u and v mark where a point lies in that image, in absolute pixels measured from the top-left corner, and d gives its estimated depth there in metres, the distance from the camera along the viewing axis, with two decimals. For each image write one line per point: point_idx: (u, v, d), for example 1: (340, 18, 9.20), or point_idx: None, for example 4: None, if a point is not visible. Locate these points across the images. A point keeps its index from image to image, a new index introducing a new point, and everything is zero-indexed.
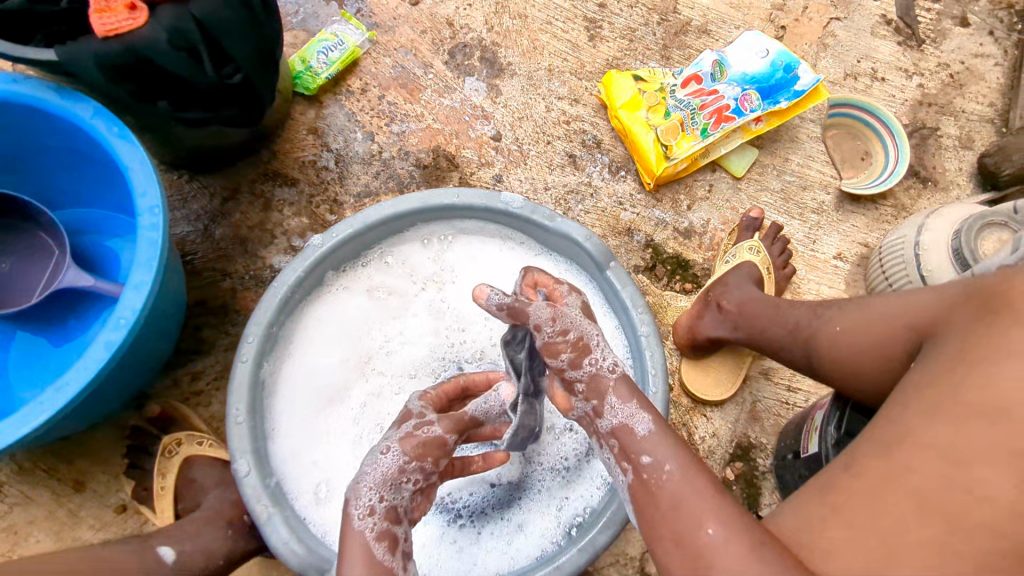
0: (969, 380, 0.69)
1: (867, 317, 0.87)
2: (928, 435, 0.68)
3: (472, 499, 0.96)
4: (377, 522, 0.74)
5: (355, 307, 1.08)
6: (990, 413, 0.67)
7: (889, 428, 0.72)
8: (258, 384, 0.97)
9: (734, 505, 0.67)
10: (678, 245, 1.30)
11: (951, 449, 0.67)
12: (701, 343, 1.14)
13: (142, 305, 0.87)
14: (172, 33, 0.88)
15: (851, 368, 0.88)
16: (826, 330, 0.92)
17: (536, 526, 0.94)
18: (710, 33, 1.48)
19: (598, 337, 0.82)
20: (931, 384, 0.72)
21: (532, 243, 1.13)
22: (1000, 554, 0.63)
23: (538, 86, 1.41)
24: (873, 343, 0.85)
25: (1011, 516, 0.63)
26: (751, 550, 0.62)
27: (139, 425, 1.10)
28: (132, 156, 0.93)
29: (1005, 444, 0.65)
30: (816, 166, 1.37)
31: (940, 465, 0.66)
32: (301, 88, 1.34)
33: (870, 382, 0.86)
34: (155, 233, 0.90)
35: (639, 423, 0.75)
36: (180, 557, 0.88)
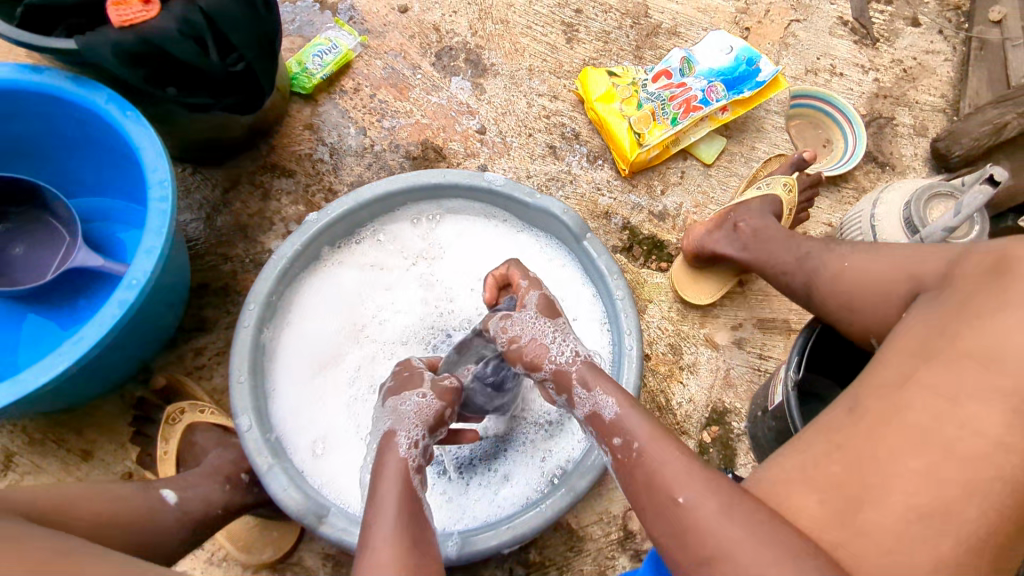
0: (964, 329, 0.75)
1: (875, 266, 0.93)
2: (929, 376, 0.74)
3: (461, 452, 1.02)
4: (418, 454, 0.84)
5: (349, 280, 1.16)
6: (988, 358, 0.72)
7: (891, 372, 0.77)
8: (259, 348, 1.03)
9: (704, 467, 0.73)
10: (653, 227, 1.39)
11: (946, 388, 0.72)
12: (707, 257, 1.22)
13: (152, 270, 0.94)
14: (182, 24, 0.97)
15: (848, 301, 0.94)
16: (835, 265, 0.99)
17: (521, 476, 1.00)
18: (680, 35, 1.60)
19: (554, 335, 0.90)
20: (932, 334, 0.77)
21: (515, 221, 1.21)
22: (981, 476, 0.68)
23: (520, 84, 1.51)
24: (875, 280, 0.91)
25: (997, 448, 0.69)
26: (717, 506, 0.68)
27: (145, 398, 1.16)
28: (143, 137, 1.01)
29: (995, 385, 0.71)
30: (781, 153, 1.47)
31: (936, 401, 0.72)
32: (298, 88, 1.43)
33: (861, 318, 0.92)
34: (165, 205, 0.97)
35: (605, 408, 0.81)
36: (182, 500, 0.94)
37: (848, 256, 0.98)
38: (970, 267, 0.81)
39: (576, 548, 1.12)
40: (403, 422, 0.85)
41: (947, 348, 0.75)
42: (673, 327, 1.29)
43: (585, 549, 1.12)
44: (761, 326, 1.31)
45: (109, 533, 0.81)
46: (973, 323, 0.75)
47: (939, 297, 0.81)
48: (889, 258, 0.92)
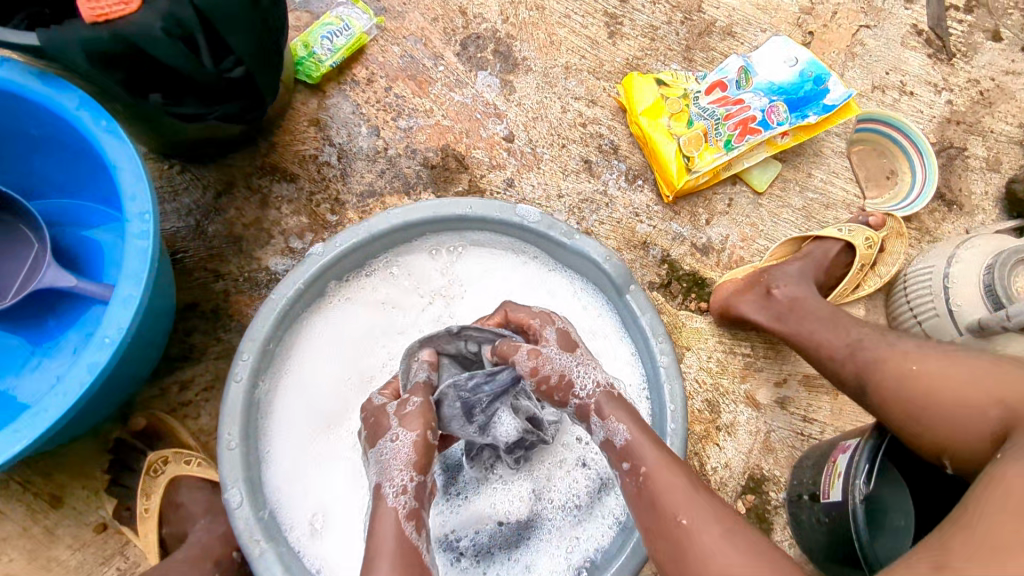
0: None
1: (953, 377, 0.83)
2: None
3: (478, 537, 0.91)
4: (410, 499, 0.77)
5: (357, 320, 1.02)
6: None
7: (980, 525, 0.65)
8: (253, 406, 0.91)
9: (706, 490, 0.72)
10: (695, 262, 1.25)
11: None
12: (734, 317, 1.17)
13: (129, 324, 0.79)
14: (167, 20, 0.79)
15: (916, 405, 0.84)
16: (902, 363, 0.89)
17: (545, 568, 0.90)
18: (735, 35, 1.41)
19: (579, 363, 0.84)
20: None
21: (547, 258, 1.07)
22: None
23: (554, 84, 1.33)
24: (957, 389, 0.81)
25: None
26: (721, 530, 0.67)
27: (123, 438, 1.04)
28: (120, 154, 0.84)
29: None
30: (839, 183, 1.32)
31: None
32: (303, 76, 1.25)
33: (928, 431, 0.82)
34: (145, 242, 0.82)
35: (617, 434, 0.78)
36: None
37: (920, 358, 0.88)
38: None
39: None
40: (385, 470, 0.78)
41: None
42: (712, 381, 1.18)
43: None
44: (807, 384, 1.19)
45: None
46: None
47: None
48: (968, 372, 0.82)
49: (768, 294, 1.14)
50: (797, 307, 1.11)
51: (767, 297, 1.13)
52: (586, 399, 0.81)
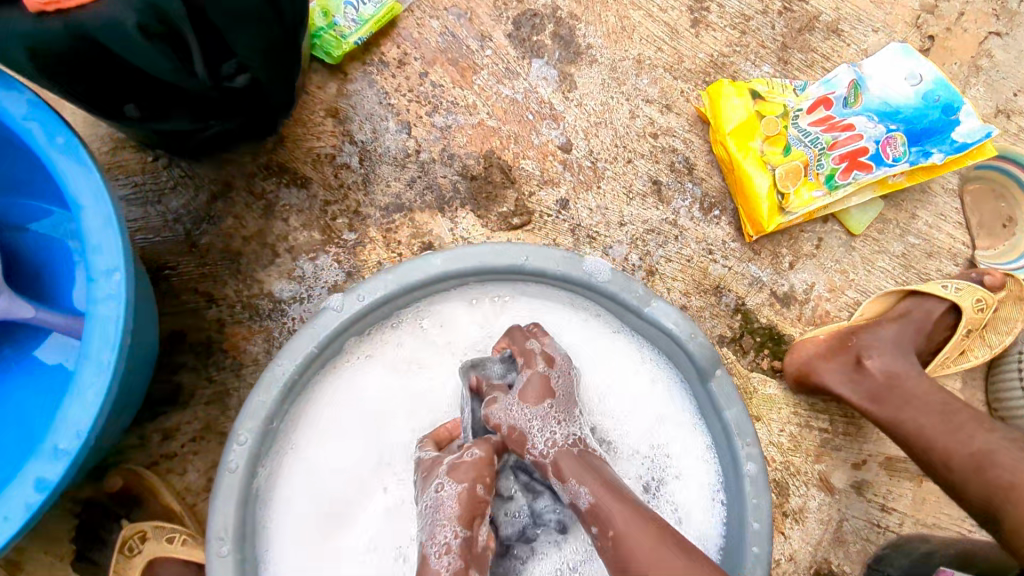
0: None
1: None
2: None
3: None
4: (456, 558, 0.70)
5: (376, 382, 0.85)
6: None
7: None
8: (249, 500, 0.75)
9: (675, 538, 0.66)
10: (774, 313, 1.07)
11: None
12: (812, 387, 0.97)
13: (90, 428, 0.61)
14: (145, 14, 0.56)
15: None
16: None
17: None
18: (841, 34, 1.17)
19: (538, 419, 0.77)
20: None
21: (610, 317, 0.87)
22: None
23: (623, 81, 1.11)
24: None
25: None
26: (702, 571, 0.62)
27: (94, 498, 0.87)
28: (83, 186, 0.64)
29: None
30: (947, 228, 1.12)
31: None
32: (320, 53, 1.02)
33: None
34: (114, 312, 0.63)
35: (580, 496, 0.71)
36: None
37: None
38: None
39: None
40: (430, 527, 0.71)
41: None
42: (782, 459, 1.02)
43: None
44: (888, 467, 1.03)
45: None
46: None
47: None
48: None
49: (857, 364, 0.94)
50: (896, 385, 0.91)
51: (858, 369, 0.94)
52: (541, 457, 0.75)
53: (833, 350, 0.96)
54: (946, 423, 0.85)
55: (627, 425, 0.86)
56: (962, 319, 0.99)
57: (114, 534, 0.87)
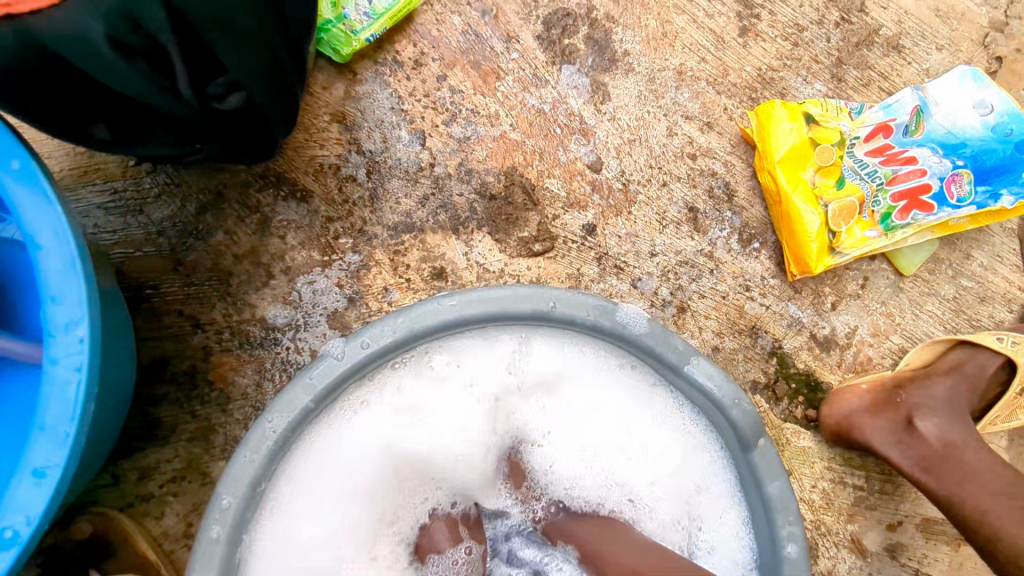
0: None
1: None
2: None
3: None
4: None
5: (380, 434, 0.75)
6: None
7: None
8: (230, 571, 0.66)
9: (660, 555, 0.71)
10: (813, 358, 0.98)
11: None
12: (853, 445, 0.87)
13: (41, 514, 0.52)
14: (113, 20, 0.47)
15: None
16: None
17: None
18: (902, 50, 1.07)
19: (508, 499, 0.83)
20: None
21: (647, 372, 0.78)
22: None
23: (661, 94, 1.00)
24: None
25: None
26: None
27: (57, 544, 0.79)
28: (40, 221, 0.54)
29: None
30: (1003, 270, 1.03)
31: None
32: (328, 49, 0.91)
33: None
34: (78, 376, 0.53)
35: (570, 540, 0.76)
36: None
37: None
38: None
39: None
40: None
41: None
42: (813, 518, 0.94)
43: None
44: (925, 530, 0.95)
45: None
46: None
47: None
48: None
49: (909, 425, 0.85)
50: (953, 456, 0.82)
51: (909, 431, 0.84)
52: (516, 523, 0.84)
53: (881, 400, 0.87)
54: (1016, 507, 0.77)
55: (660, 490, 0.80)
56: (1018, 376, 0.89)
57: None
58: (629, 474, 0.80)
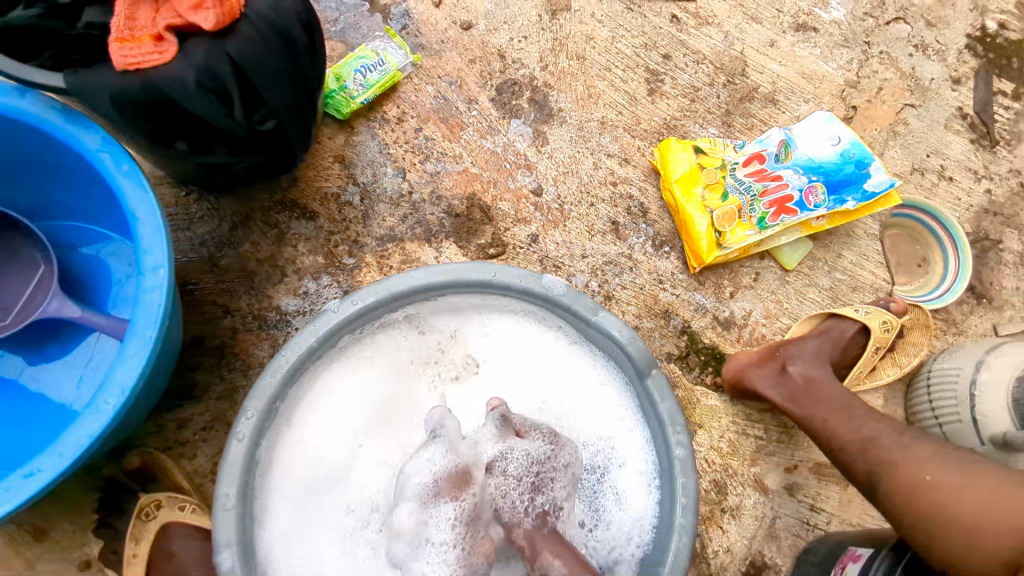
0: None
1: (970, 487, 0.82)
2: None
3: None
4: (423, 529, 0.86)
5: (369, 378, 0.99)
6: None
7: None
8: (252, 465, 0.88)
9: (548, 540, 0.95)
10: (716, 335, 1.23)
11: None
12: (746, 392, 1.09)
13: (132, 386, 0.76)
14: (202, 75, 0.77)
15: (929, 520, 0.82)
16: (910, 472, 0.86)
17: None
18: (777, 103, 1.38)
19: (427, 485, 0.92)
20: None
21: (570, 330, 1.04)
22: None
23: (588, 138, 1.30)
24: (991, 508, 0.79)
25: None
26: None
27: (114, 477, 1.02)
28: (139, 202, 0.82)
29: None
30: (869, 266, 1.29)
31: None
32: (332, 110, 1.22)
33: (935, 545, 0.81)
34: (160, 298, 0.79)
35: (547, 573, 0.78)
36: None
37: (932, 467, 0.85)
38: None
39: None
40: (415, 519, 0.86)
41: None
42: (721, 461, 1.17)
43: None
44: (818, 472, 1.19)
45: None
46: None
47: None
48: (985, 493, 0.81)
49: (783, 371, 1.06)
50: (811, 388, 1.03)
51: (783, 373, 1.06)
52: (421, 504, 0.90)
53: (764, 356, 1.08)
54: (847, 415, 0.97)
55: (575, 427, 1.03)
56: (871, 338, 1.14)
57: (131, 503, 1.01)
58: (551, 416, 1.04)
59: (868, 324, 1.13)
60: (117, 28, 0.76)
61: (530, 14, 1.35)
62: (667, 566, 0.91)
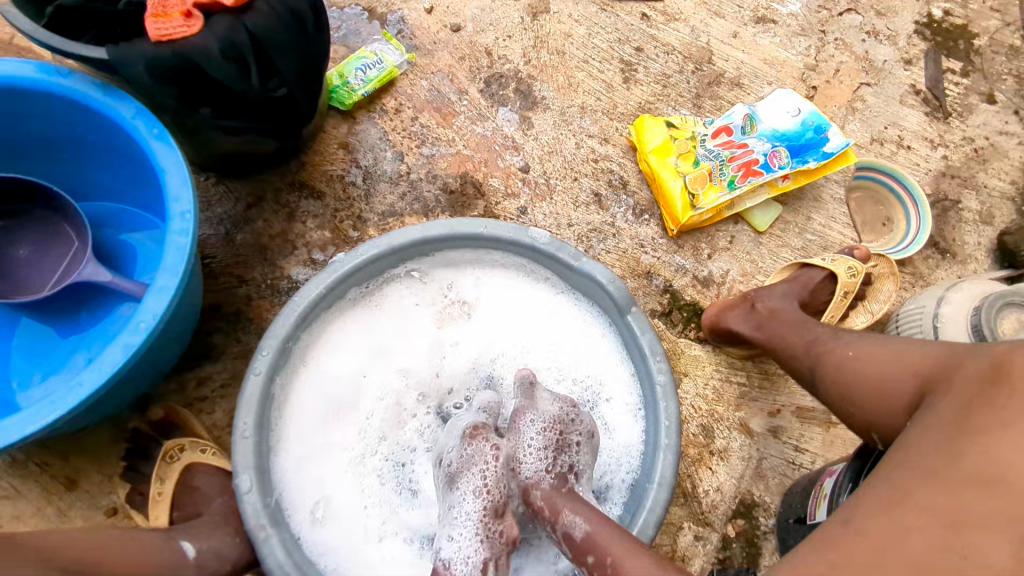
0: (966, 444, 0.72)
1: (878, 352, 0.93)
2: (930, 498, 0.70)
3: None
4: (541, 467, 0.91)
5: (375, 326, 1.09)
6: (988, 482, 0.69)
7: (889, 485, 0.74)
8: (268, 398, 0.96)
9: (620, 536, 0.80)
10: (696, 293, 1.32)
11: (948, 512, 0.69)
12: (721, 332, 1.19)
13: (163, 312, 0.88)
14: (224, 43, 0.89)
15: (852, 387, 0.93)
16: (838, 356, 0.98)
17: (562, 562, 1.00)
18: (743, 86, 1.51)
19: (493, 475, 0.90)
20: (936, 451, 0.73)
21: (557, 281, 1.13)
22: None
23: (569, 122, 1.42)
24: (886, 365, 0.90)
25: None
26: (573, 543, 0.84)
27: (139, 428, 1.11)
28: (167, 158, 0.93)
29: (1004, 513, 0.67)
30: (837, 227, 1.39)
31: (936, 529, 0.68)
32: (336, 102, 1.34)
33: (859, 414, 0.92)
34: (185, 239, 0.91)
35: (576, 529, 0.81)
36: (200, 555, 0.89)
37: (856, 344, 0.97)
38: (970, 373, 0.78)
39: None
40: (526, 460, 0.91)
41: (947, 467, 0.71)
42: (707, 407, 1.24)
43: None
44: (800, 415, 1.26)
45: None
46: (978, 439, 0.71)
47: (942, 397, 0.79)
48: (896, 354, 0.90)
49: (752, 307, 1.17)
50: (777, 317, 1.14)
51: (751, 309, 1.17)
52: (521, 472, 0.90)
53: (734, 300, 1.20)
54: (801, 329, 1.09)
55: (566, 368, 1.11)
56: (839, 284, 1.22)
57: (156, 450, 1.10)
58: (541, 358, 1.12)
59: (834, 270, 1.21)
60: (152, 6, 0.89)
61: (513, 16, 1.48)
62: (655, 481, 0.96)
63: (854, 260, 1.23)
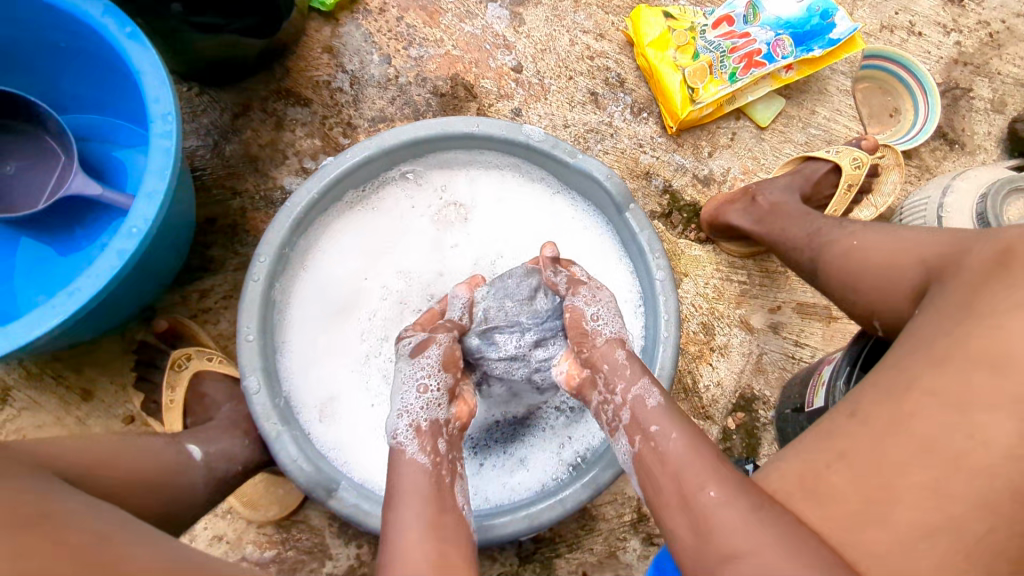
0: (971, 331, 0.71)
1: (882, 242, 0.90)
2: (933, 384, 0.70)
3: (490, 493, 1.01)
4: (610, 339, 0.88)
5: (372, 226, 1.09)
6: (995, 362, 0.68)
7: (893, 376, 0.74)
8: (268, 303, 0.96)
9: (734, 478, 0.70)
10: (697, 192, 1.29)
11: (953, 396, 0.69)
12: (721, 227, 1.19)
13: (154, 216, 0.86)
14: None
15: (855, 277, 0.91)
16: (843, 245, 0.96)
17: (569, 449, 1.04)
18: None
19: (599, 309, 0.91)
20: (939, 335, 0.73)
21: (552, 180, 1.11)
22: (996, 496, 0.66)
23: (563, 17, 1.34)
24: (890, 251, 0.88)
25: (1009, 461, 0.66)
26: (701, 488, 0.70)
27: (147, 340, 1.13)
28: (143, 59, 0.89)
29: (1006, 391, 0.67)
30: (842, 120, 1.35)
31: (936, 410, 0.69)
32: (317, 3, 1.26)
33: (863, 298, 0.90)
34: (169, 141, 0.88)
35: (651, 395, 0.79)
36: (207, 455, 0.93)
37: (861, 234, 0.95)
38: (976, 259, 0.76)
39: (587, 527, 1.16)
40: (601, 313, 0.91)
41: (954, 351, 0.71)
42: (708, 305, 1.24)
43: (597, 528, 1.16)
44: (801, 310, 1.26)
45: (139, 492, 0.80)
46: (986, 324, 0.70)
47: (954, 280, 0.77)
48: (902, 241, 0.87)
49: (753, 200, 1.16)
50: (778, 210, 1.13)
51: (753, 202, 1.15)
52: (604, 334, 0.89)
53: (735, 194, 1.18)
54: (806, 221, 1.07)
55: None
56: (843, 176, 1.19)
57: (164, 360, 1.12)
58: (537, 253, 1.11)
59: (840, 163, 1.18)
60: None
61: None
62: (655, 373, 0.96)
63: (860, 152, 1.20)
